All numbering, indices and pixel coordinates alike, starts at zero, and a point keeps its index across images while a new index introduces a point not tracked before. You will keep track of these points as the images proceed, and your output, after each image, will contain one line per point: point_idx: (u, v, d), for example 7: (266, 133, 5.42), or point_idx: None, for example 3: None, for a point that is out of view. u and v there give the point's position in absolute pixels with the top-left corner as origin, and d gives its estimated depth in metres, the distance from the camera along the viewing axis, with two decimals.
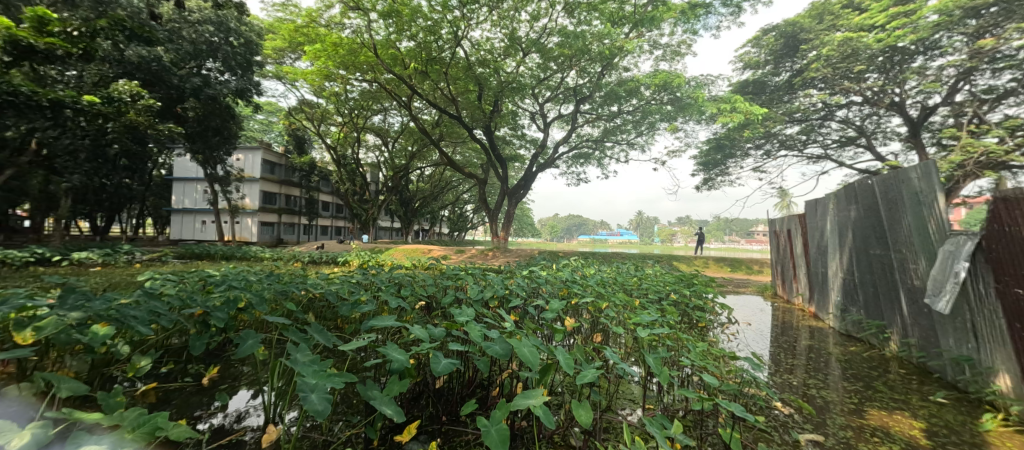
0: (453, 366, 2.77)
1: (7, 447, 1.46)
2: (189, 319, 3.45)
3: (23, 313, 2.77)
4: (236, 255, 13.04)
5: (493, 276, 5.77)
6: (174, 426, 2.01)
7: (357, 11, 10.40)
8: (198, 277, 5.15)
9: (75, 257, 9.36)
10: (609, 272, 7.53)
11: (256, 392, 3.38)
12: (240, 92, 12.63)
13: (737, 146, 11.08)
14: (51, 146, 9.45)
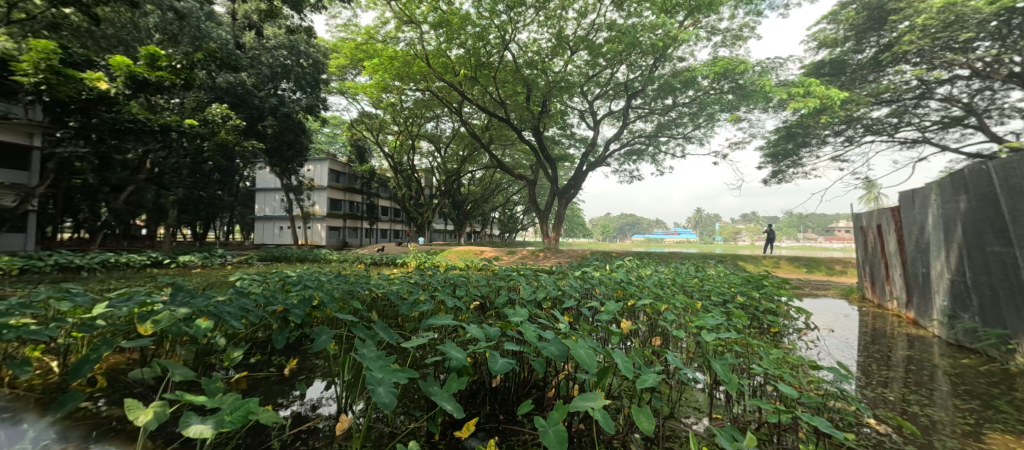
0: (510, 365, 2.70)
1: (131, 422, 1.77)
2: (272, 315, 3.71)
3: (145, 308, 3.14)
4: (307, 258, 14.05)
5: (546, 276, 5.67)
6: (263, 411, 2.14)
7: (410, 24, 10.77)
8: (278, 277, 5.55)
9: (180, 260, 10.60)
10: (667, 272, 7.16)
11: (327, 384, 3.54)
12: (309, 109, 13.59)
13: (811, 134, 10.09)
14: (161, 165, 11.11)
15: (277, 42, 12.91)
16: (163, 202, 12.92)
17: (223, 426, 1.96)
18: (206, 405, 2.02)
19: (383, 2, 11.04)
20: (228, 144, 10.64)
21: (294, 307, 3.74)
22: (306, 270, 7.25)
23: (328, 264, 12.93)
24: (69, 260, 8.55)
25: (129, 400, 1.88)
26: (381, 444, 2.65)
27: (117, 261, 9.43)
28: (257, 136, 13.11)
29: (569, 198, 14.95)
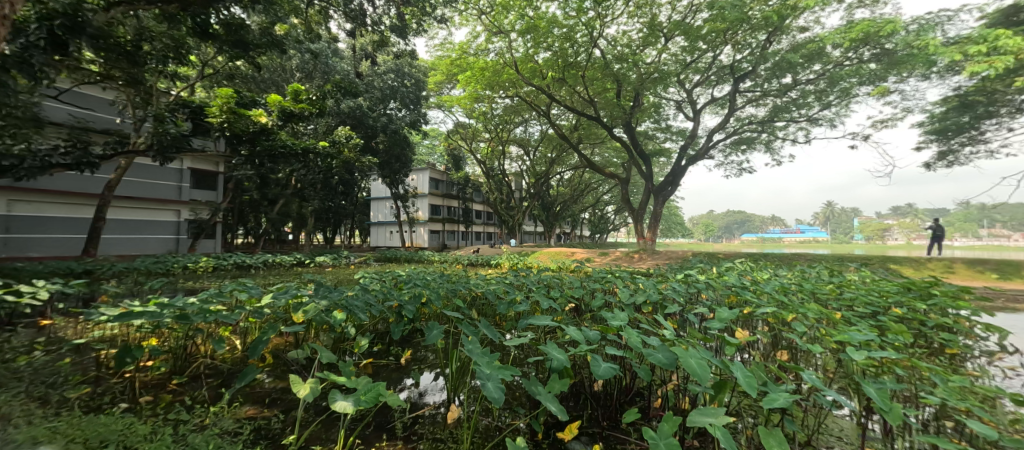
0: (614, 371, 2.42)
1: (296, 395, 2.14)
2: (389, 310, 3.96)
3: (296, 300, 3.61)
4: (413, 259, 15.14)
5: (645, 279, 5.23)
6: (390, 394, 2.26)
7: (499, 34, 10.94)
8: (392, 275, 5.98)
9: (315, 260, 12.17)
10: (793, 277, 6.16)
11: (434, 376, 3.63)
12: (412, 124, 14.70)
13: (996, 102, 7.90)
14: (301, 180, 12.91)
15: (385, 66, 14.19)
16: (298, 211, 14.96)
17: (359, 404, 2.09)
18: (344, 383, 2.23)
19: (474, 16, 11.40)
20: (349, 160, 11.98)
21: (407, 303, 3.95)
22: (414, 271, 7.74)
23: (429, 265, 13.76)
24: (241, 261, 10.37)
25: (293, 375, 2.27)
26: (489, 437, 2.61)
27: (272, 260, 11.19)
28: (370, 151, 14.53)
29: (668, 195, 13.88)
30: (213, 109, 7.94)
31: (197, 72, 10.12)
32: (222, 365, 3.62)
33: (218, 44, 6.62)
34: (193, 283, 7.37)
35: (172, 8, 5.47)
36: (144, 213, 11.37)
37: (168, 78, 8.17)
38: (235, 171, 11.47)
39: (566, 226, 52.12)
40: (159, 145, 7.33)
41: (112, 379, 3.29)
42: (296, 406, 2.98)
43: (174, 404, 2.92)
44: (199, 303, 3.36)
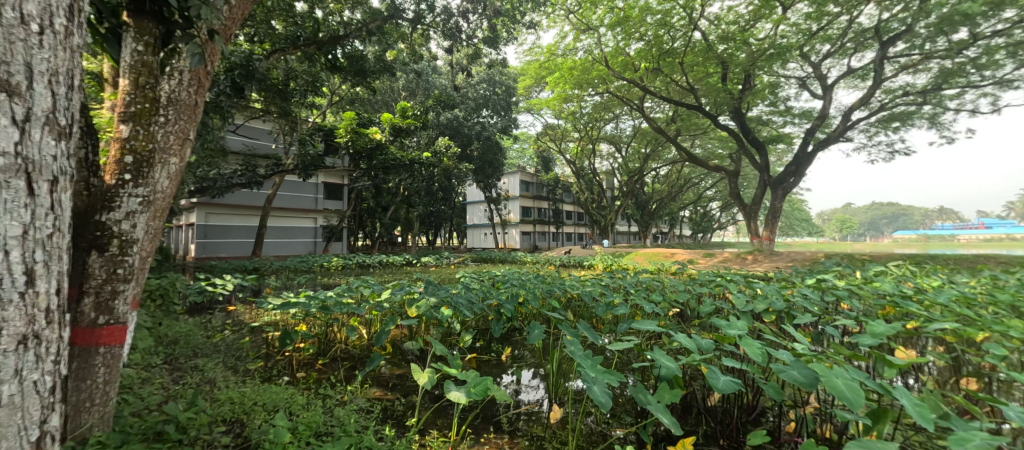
0: (736, 385, 2.26)
1: (417, 382, 2.42)
2: (490, 308, 4.21)
3: (409, 296, 4.04)
4: (508, 260, 15.62)
5: (761, 283, 4.74)
6: (497, 388, 2.43)
7: (588, 31, 10.82)
8: (489, 275, 6.30)
9: (422, 261, 13.28)
10: (962, 283, 5.03)
11: (534, 376, 3.76)
12: (504, 129, 15.27)
13: None
14: (408, 189, 14.22)
15: (478, 77, 14.99)
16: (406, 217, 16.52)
17: (469, 395, 2.30)
18: (458, 376, 2.44)
19: (561, 17, 11.36)
20: (448, 168, 12.87)
21: (506, 304, 4.15)
22: (508, 272, 8.05)
23: (523, 266, 14.08)
24: (363, 262, 11.79)
25: (413, 365, 2.57)
26: (592, 441, 2.65)
27: (386, 261, 12.52)
28: (466, 159, 15.41)
29: (789, 187, 12.19)
30: (340, 131, 9.24)
31: (326, 100, 11.83)
32: (355, 350, 4.22)
33: (343, 75, 7.63)
34: (327, 280, 8.59)
35: (310, 48, 6.47)
36: (290, 221, 13.60)
37: (305, 108, 9.73)
38: (356, 183, 13.10)
39: (665, 225, 49.01)
40: (302, 164, 9.15)
41: (278, 355, 4.07)
42: (414, 392, 3.34)
43: (321, 381, 3.50)
44: (336, 297, 3.96)
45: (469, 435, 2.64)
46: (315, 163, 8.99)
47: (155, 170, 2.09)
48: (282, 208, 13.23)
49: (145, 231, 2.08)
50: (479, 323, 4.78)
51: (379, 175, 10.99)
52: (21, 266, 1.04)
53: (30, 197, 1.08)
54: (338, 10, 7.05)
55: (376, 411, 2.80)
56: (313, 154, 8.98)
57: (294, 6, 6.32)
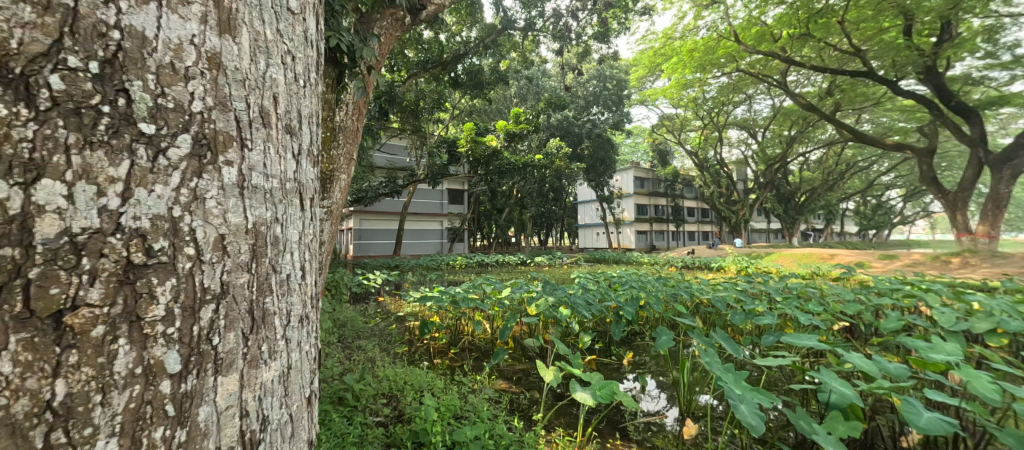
0: (948, 427, 1.79)
1: (543, 379, 2.47)
2: (609, 310, 4.11)
3: (528, 295, 4.17)
4: (622, 260, 14.96)
5: (973, 296, 3.65)
6: (624, 394, 2.34)
7: (711, 6, 9.67)
8: (604, 276, 6.15)
9: (536, 260, 13.49)
10: None
11: (659, 384, 3.54)
12: (616, 125, 14.71)
13: None
14: (522, 191, 14.68)
15: (588, 74, 14.73)
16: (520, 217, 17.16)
17: (595, 399, 2.26)
18: (584, 377, 2.41)
19: None
20: (561, 168, 12.89)
21: (626, 305, 3.99)
22: (621, 272, 7.75)
23: (641, 267, 13.34)
24: (483, 260, 12.56)
25: (538, 362, 2.62)
26: None
27: (503, 260, 13.09)
28: (576, 158, 15.28)
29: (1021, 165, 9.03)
30: (462, 141, 10.15)
31: (448, 114, 12.90)
32: (482, 342, 4.51)
33: (463, 88, 8.21)
34: (452, 276, 9.33)
35: (435, 69, 7.13)
36: (421, 224, 15.17)
37: (432, 122, 10.78)
38: (476, 187, 14.03)
39: (816, 219, 41.56)
40: (432, 174, 10.38)
41: (418, 341, 4.57)
42: (537, 388, 3.44)
43: (455, 368, 3.82)
44: (463, 292, 4.27)
45: (596, 438, 2.60)
46: (440, 172, 10.35)
47: (333, 185, 2.59)
48: (415, 212, 14.86)
49: (327, 234, 2.59)
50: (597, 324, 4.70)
51: (495, 179, 11.59)
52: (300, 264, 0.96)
53: (300, 207, 1.00)
54: (459, 31, 7.60)
55: (505, 402, 2.93)
56: (439, 164, 10.31)
57: (422, 35, 6.99)
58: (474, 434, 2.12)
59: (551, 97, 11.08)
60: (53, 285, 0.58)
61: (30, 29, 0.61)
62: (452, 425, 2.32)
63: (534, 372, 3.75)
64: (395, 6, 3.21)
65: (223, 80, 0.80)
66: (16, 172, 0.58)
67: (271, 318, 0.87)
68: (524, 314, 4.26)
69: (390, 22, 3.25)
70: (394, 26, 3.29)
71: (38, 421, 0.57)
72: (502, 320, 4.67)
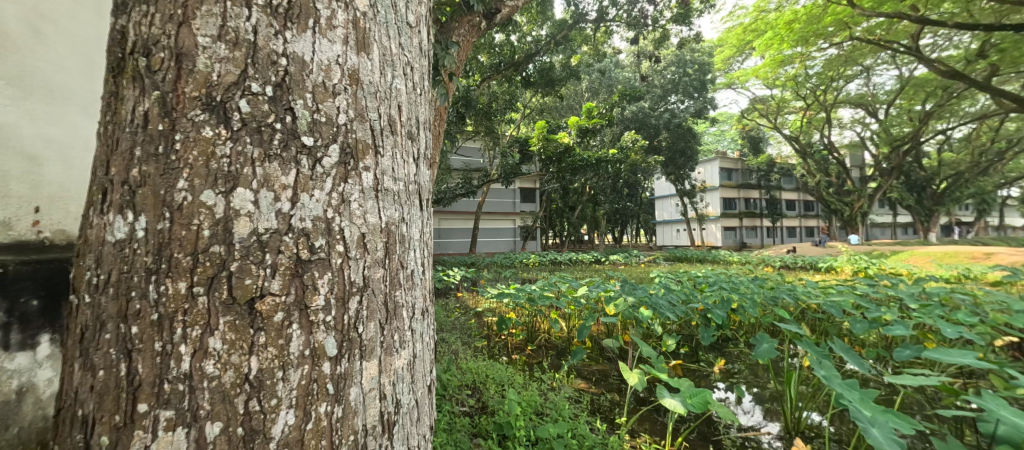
0: None
1: (627, 382, 2.32)
2: (694, 312, 3.81)
3: (605, 293, 3.99)
4: (706, 259, 13.77)
5: None
6: (719, 404, 2.13)
7: None
8: (687, 275, 5.71)
9: (611, 259, 12.98)
10: None
11: (755, 396, 3.17)
12: (699, 113, 13.55)
13: None
14: (596, 187, 14.23)
15: (666, 61, 13.76)
16: (593, 214, 16.70)
17: (686, 407, 2.08)
18: (671, 383, 2.23)
19: None
20: (637, 163, 12.22)
21: (716, 308, 3.66)
22: (703, 272, 7.14)
23: (730, 266, 12.17)
24: (556, 258, 12.44)
25: (620, 364, 2.47)
26: None
27: (576, 258, 12.81)
28: (654, 150, 14.42)
29: None
30: (534, 140, 10.15)
31: (519, 114, 12.90)
32: (558, 341, 4.44)
33: (534, 87, 8.14)
34: (525, 274, 9.33)
35: (510, 71, 7.12)
36: (495, 222, 15.44)
37: (505, 122, 10.93)
38: (547, 185, 13.93)
39: (960, 210, 34.45)
40: (505, 173, 10.48)
41: (496, 337, 4.63)
42: (619, 390, 3.29)
43: (534, 365, 3.80)
44: (539, 289, 4.24)
45: (686, 449, 2.40)
46: (514, 172, 10.36)
47: None
48: (489, 212, 15.17)
49: None
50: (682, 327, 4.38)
51: (567, 176, 11.40)
52: (422, 260, 1.03)
53: (419, 208, 1.06)
54: (530, 30, 7.52)
55: (585, 402, 2.82)
56: (512, 164, 10.32)
57: (495, 38, 7.06)
58: (558, 432, 2.07)
59: (625, 89, 10.57)
60: (247, 277, 0.70)
61: (224, 62, 0.73)
62: (535, 420, 2.30)
63: (614, 374, 3.58)
64: (472, 12, 3.32)
65: (361, 94, 0.88)
66: (220, 182, 0.70)
67: (401, 310, 0.94)
68: (603, 313, 4.11)
69: (467, 29, 3.35)
70: (472, 32, 3.41)
71: (240, 390, 0.68)
72: (578, 319, 4.56)
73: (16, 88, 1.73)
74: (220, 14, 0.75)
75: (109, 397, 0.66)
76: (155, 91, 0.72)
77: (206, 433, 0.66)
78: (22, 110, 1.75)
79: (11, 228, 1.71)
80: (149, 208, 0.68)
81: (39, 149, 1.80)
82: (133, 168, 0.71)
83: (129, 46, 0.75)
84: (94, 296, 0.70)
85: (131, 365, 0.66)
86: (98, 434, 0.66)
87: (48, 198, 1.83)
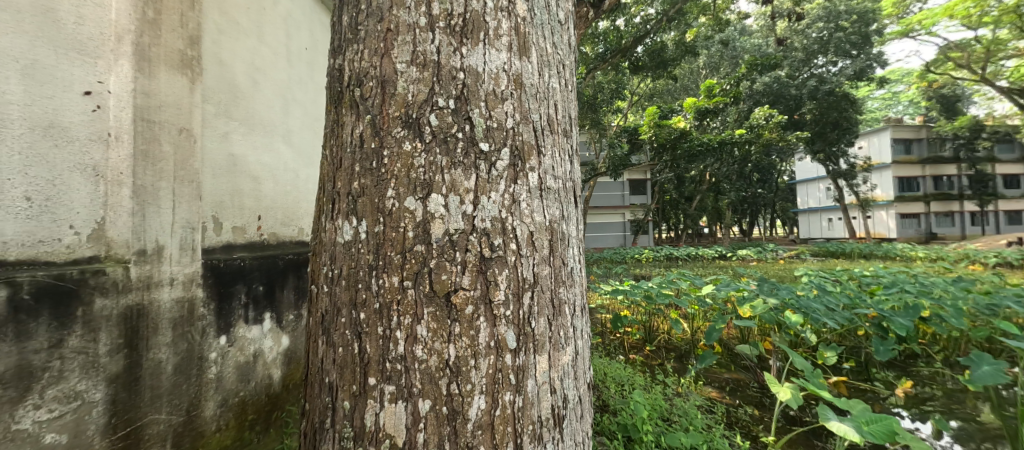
0: None
1: (775, 395, 1.90)
2: (864, 320, 3.07)
3: (738, 293, 3.38)
4: (875, 255, 10.96)
5: None
6: (915, 438, 1.60)
7: None
8: (847, 275, 4.60)
9: (740, 254, 11.26)
10: None
11: (967, 424, 2.42)
12: (861, 74, 10.47)
13: None
14: (718, 174, 12.40)
15: (810, 15, 10.83)
16: (716, 204, 14.78)
17: (862, 435, 1.61)
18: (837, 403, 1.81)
19: None
20: (771, 144, 9.89)
21: (897, 315, 2.91)
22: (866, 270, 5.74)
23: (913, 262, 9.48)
24: (671, 254, 11.38)
25: (766, 374, 2.03)
26: None
27: (695, 253, 11.50)
28: (795, 126, 11.86)
29: None
30: (644, 127, 9.23)
31: (626, 102, 12.34)
32: (680, 343, 3.93)
33: (644, 72, 7.42)
34: (636, 270, 8.63)
35: (616, 58, 6.62)
36: (603, 216, 14.69)
37: (612, 111, 10.36)
38: (660, 176, 12.74)
39: None
40: (612, 165, 9.99)
41: (610, 334, 4.19)
42: (764, 403, 2.77)
43: (654, 367, 3.38)
44: (657, 286, 3.81)
45: None
46: (622, 163, 9.74)
47: None
48: (596, 206, 14.50)
49: None
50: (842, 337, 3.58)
51: (682, 165, 10.19)
52: (577, 258, 1.02)
53: (575, 205, 1.05)
54: (639, 10, 6.53)
55: (720, 413, 2.43)
56: (621, 155, 9.72)
57: (598, 27, 6.77)
58: (690, 443, 1.85)
59: (752, 57, 8.88)
60: (443, 273, 0.78)
61: (416, 83, 0.83)
62: (662, 426, 2.09)
63: (753, 384, 3.04)
64: (581, 4, 3.27)
65: (524, 97, 0.90)
66: (419, 190, 0.80)
67: (565, 307, 0.94)
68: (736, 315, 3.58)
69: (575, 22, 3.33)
70: (580, 25, 3.34)
71: (443, 375, 0.77)
72: (703, 321, 3.99)
73: (245, 126, 2.12)
74: (410, 41, 0.85)
75: (348, 369, 0.81)
76: (367, 115, 0.85)
77: (419, 408, 0.76)
78: (248, 143, 2.13)
79: (245, 232, 2.09)
80: (367, 215, 0.82)
81: (259, 171, 2.22)
82: (354, 181, 0.85)
83: (346, 81, 0.91)
84: (330, 287, 0.86)
85: (361, 346, 0.79)
86: (341, 399, 0.81)
87: (265, 209, 2.26)
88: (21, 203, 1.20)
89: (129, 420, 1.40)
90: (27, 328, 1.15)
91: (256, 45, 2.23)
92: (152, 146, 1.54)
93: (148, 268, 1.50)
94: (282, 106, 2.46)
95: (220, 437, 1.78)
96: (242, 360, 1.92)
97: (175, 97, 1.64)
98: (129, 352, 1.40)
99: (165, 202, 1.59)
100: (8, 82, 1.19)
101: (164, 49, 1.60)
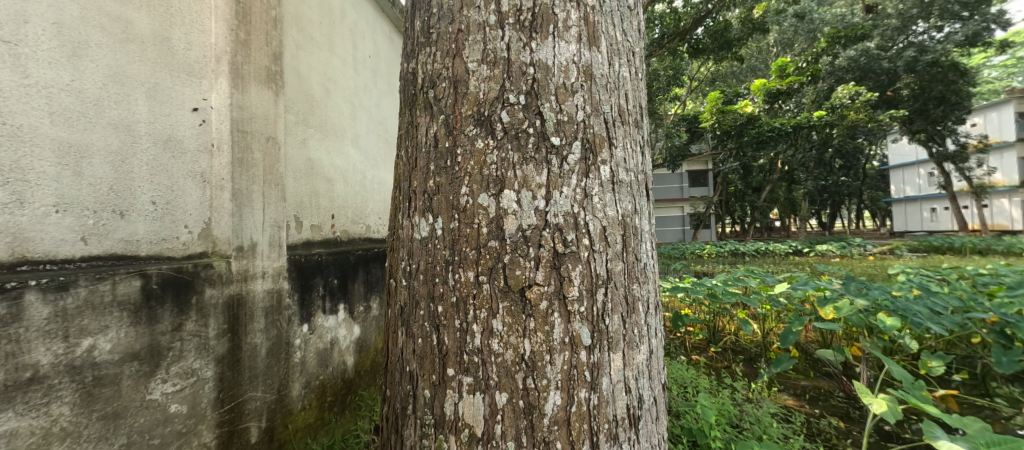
0: None
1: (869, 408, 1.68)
2: (981, 326, 2.63)
3: (819, 293, 3.05)
4: (993, 250, 9.35)
5: None
6: None
7: None
8: (956, 273, 4.00)
9: (819, 250, 10.13)
10: None
11: None
12: (975, 38, 8.82)
13: None
14: (793, 163, 11.28)
15: None
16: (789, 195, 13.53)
17: None
18: (947, 419, 1.58)
19: None
20: (858, 126, 8.75)
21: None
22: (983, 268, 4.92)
23: None
24: (737, 249, 10.55)
25: (858, 384, 1.81)
26: None
27: (764, 249, 10.56)
28: (887, 104, 10.38)
29: None
30: (705, 115, 8.73)
31: (685, 89, 11.74)
32: (750, 345, 3.63)
33: (705, 56, 6.93)
34: (697, 268, 8.14)
35: (673, 43, 6.25)
36: (660, 210, 14.08)
37: (668, 99, 9.83)
38: (724, 166, 11.91)
39: None
40: (670, 156, 9.87)
41: (670, 333, 3.97)
42: (851, 415, 2.50)
43: (721, 370, 3.17)
44: (722, 283, 3.55)
45: None
46: (680, 154, 9.67)
47: None
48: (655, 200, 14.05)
49: None
50: (950, 344, 3.12)
51: (750, 151, 9.43)
52: (649, 258, 0.97)
53: (646, 198, 1.01)
54: None
55: (799, 423, 2.22)
56: (678, 144, 9.60)
57: (654, 11, 6.45)
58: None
59: (834, 30, 7.89)
60: (517, 268, 0.79)
61: (488, 81, 0.85)
62: (732, 432, 1.96)
63: (838, 394, 2.76)
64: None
65: (595, 88, 0.88)
66: (492, 186, 0.82)
67: (638, 305, 0.91)
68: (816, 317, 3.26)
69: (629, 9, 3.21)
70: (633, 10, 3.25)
71: (518, 369, 0.78)
72: (777, 322, 3.65)
73: (321, 133, 2.30)
74: (481, 40, 0.86)
75: (428, 360, 0.84)
76: (441, 115, 0.88)
77: (497, 401, 0.78)
78: (321, 149, 2.30)
79: (322, 230, 2.26)
80: (443, 212, 0.85)
81: (333, 173, 2.40)
82: (429, 180, 0.88)
83: (419, 84, 0.94)
84: (409, 280, 0.90)
85: (440, 338, 0.83)
86: (421, 387, 0.85)
87: (337, 208, 2.43)
88: (149, 207, 1.39)
89: (233, 395, 1.58)
90: (156, 313, 1.33)
91: (328, 56, 2.39)
92: (246, 154, 1.71)
93: (246, 262, 1.67)
94: (350, 112, 2.63)
95: (305, 415, 1.94)
96: (321, 346, 2.09)
97: (263, 109, 1.81)
98: (232, 336, 1.58)
99: (257, 203, 1.77)
100: (137, 104, 1.38)
101: (253, 66, 1.76)
